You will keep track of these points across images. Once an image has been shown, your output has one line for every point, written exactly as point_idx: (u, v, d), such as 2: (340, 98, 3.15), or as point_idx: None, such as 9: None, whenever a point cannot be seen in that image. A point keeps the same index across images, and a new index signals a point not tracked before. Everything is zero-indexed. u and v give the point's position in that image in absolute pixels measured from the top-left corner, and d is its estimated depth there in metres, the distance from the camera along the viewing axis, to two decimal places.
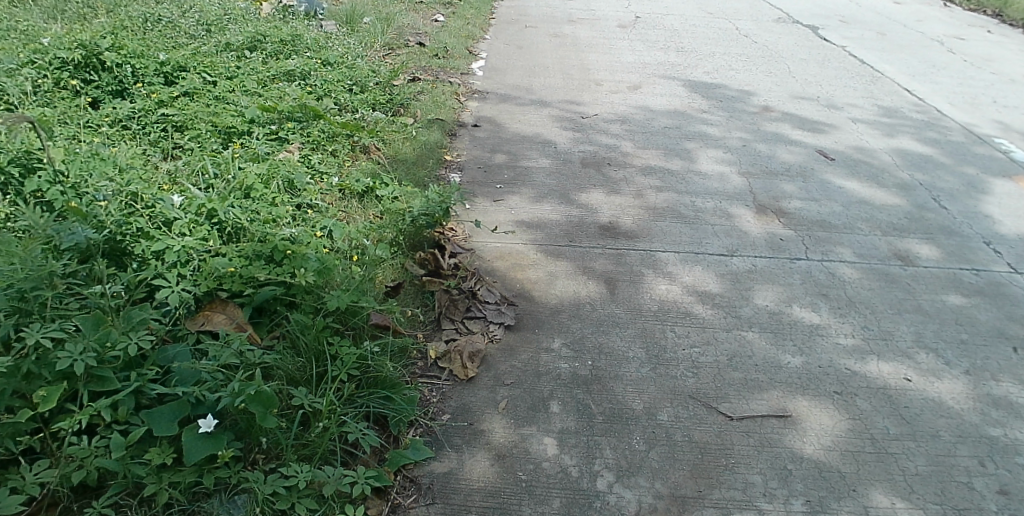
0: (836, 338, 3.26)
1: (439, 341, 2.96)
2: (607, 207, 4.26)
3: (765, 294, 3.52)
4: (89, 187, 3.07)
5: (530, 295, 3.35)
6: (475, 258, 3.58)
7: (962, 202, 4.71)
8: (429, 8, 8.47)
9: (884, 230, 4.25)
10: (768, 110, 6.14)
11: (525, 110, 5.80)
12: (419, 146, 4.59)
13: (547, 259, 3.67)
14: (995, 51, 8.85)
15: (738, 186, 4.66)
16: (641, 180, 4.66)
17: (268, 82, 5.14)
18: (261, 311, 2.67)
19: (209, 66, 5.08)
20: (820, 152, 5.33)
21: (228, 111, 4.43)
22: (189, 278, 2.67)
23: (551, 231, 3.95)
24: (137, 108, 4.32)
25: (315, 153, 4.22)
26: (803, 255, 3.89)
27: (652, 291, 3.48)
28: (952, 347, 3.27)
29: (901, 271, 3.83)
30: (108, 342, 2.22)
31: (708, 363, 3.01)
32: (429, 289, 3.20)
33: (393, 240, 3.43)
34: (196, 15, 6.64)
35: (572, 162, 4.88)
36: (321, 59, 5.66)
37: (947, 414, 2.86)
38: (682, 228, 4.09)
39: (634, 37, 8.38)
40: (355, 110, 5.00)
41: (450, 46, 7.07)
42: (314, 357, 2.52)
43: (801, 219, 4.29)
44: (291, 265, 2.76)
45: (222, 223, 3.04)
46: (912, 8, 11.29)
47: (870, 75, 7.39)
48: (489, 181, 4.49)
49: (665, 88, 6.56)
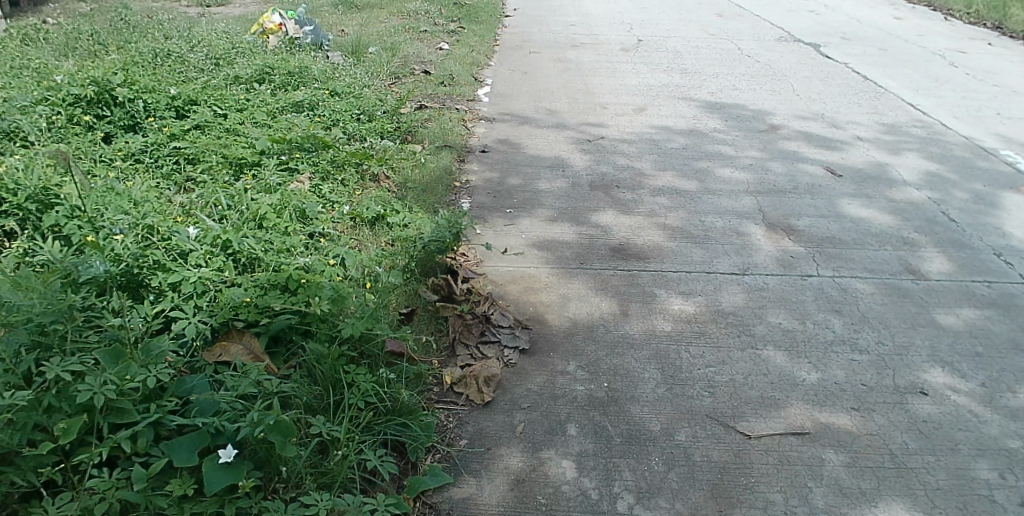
0: (851, 354, 3.25)
1: (455, 366, 2.96)
2: (618, 228, 4.28)
3: (778, 312, 3.52)
4: (105, 221, 3.10)
5: (543, 319, 3.36)
6: (488, 282, 3.61)
7: (971, 215, 4.73)
8: (433, 36, 8.60)
9: (895, 244, 4.27)
10: (774, 129, 6.17)
11: (532, 134, 5.86)
12: (428, 174, 4.63)
13: (559, 281, 3.68)
14: (998, 63, 8.92)
15: (747, 204, 4.67)
16: (650, 200, 4.68)
17: (278, 112, 5.16)
18: (277, 340, 2.66)
19: (219, 99, 5.14)
20: (827, 169, 5.36)
21: (238, 143, 4.47)
22: (205, 309, 2.66)
23: (563, 253, 3.97)
24: (149, 142, 4.42)
25: (326, 183, 4.22)
26: (814, 272, 3.88)
27: (666, 311, 3.48)
28: (968, 360, 3.27)
29: (913, 285, 3.83)
30: (128, 375, 2.22)
31: (724, 382, 3.00)
32: (443, 315, 3.21)
33: (405, 266, 3.43)
34: (204, 51, 6.81)
35: (582, 184, 4.90)
36: (328, 90, 5.72)
37: (966, 428, 2.85)
38: (693, 248, 4.09)
39: (637, 59, 8.47)
40: (363, 139, 5.04)
41: (455, 73, 7.16)
42: (330, 385, 2.51)
43: (811, 236, 4.30)
44: (305, 294, 2.75)
45: (237, 253, 2.98)
46: (913, 23, 11.37)
47: (874, 91, 7.44)
48: (499, 205, 4.51)
49: (670, 109, 6.61)
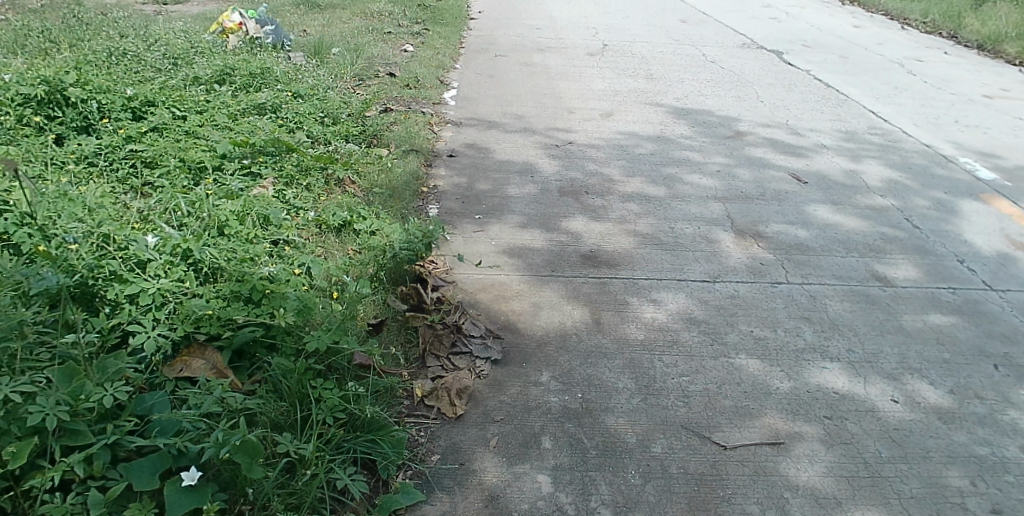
0: (822, 362, 3.26)
1: (425, 378, 2.89)
2: (588, 235, 4.25)
3: (749, 320, 3.52)
4: (57, 229, 2.93)
5: (515, 328, 3.31)
6: (458, 291, 3.54)
7: (933, 223, 4.81)
8: (398, 38, 8.50)
9: (862, 251, 4.33)
10: (740, 135, 6.22)
11: (500, 139, 5.81)
12: (395, 179, 4.55)
13: (531, 289, 3.63)
14: (953, 72, 9.15)
15: (716, 211, 4.68)
16: (620, 207, 4.67)
17: (239, 115, 5.00)
18: (240, 354, 2.55)
19: (177, 101, 4.97)
20: (793, 175, 5.41)
21: (198, 146, 4.31)
22: (165, 322, 2.53)
23: (534, 260, 3.92)
24: (103, 145, 4.25)
25: (290, 188, 4.09)
26: (783, 280, 3.91)
27: (638, 319, 3.45)
28: (935, 367, 3.31)
29: (881, 292, 3.90)
30: (82, 395, 2.11)
31: (698, 391, 2.98)
32: (413, 325, 3.12)
33: (374, 275, 3.34)
34: (161, 50, 6.62)
35: (551, 190, 4.86)
36: (291, 92, 5.59)
37: (936, 435, 2.87)
38: (663, 255, 4.08)
39: (604, 64, 8.48)
40: (328, 142, 4.92)
41: (421, 76, 7.08)
42: (297, 401, 2.42)
43: (779, 243, 4.32)
44: (270, 305, 2.64)
45: (198, 263, 2.84)
46: (871, 31, 11.61)
47: (837, 98, 7.56)
48: (468, 211, 4.45)
49: (638, 115, 6.62)
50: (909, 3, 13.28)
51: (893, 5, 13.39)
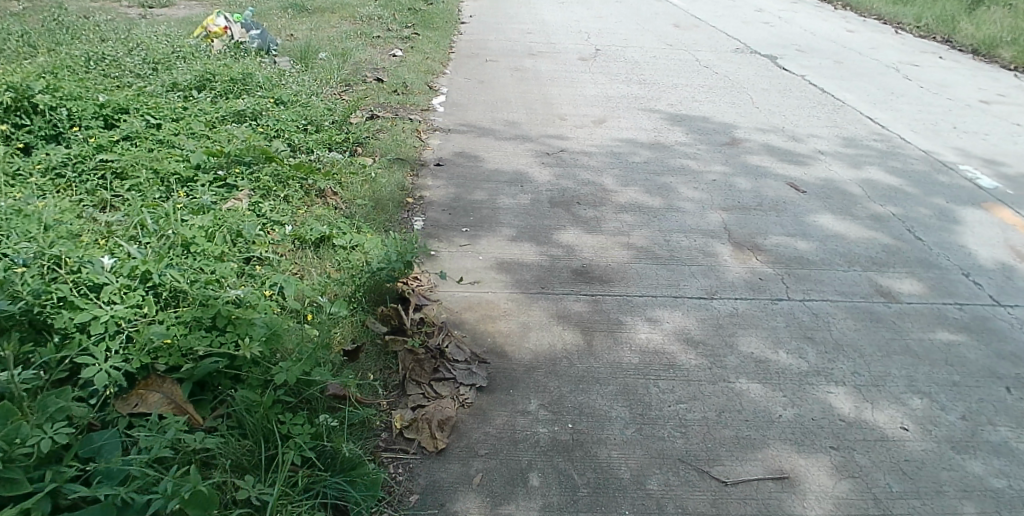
0: (827, 386, 3.08)
1: (405, 408, 2.69)
2: (580, 248, 4.06)
3: (749, 340, 3.33)
4: (7, 249, 2.69)
5: (502, 351, 3.12)
6: (442, 311, 3.35)
7: (937, 233, 4.64)
8: (386, 42, 8.32)
9: (864, 264, 4.16)
10: (736, 142, 6.05)
11: (490, 146, 5.62)
12: (379, 190, 4.35)
13: (518, 307, 3.44)
14: (950, 77, 9.02)
15: (713, 222, 4.51)
16: (613, 218, 4.48)
17: (217, 122, 4.79)
18: (203, 386, 2.35)
19: (153, 108, 4.76)
20: (791, 184, 5.24)
21: (172, 156, 4.09)
22: (119, 352, 2.31)
23: (523, 276, 3.73)
24: (72, 155, 4.04)
25: (266, 200, 3.88)
26: (785, 296, 3.73)
27: (632, 340, 3.26)
28: (945, 391, 3.13)
29: (885, 308, 3.71)
30: (18, 438, 1.89)
31: (696, 420, 2.79)
32: (393, 350, 2.92)
33: (352, 294, 3.14)
34: (141, 55, 6.42)
35: (542, 200, 4.68)
36: (272, 98, 5.38)
37: (949, 466, 2.69)
38: (659, 269, 3.90)
39: (596, 69, 8.31)
40: (310, 151, 4.73)
41: (409, 81, 6.89)
42: (262, 439, 2.22)
43: (779, 256, 4.14)
44: (235, 333, 2.42)
45: (158, 286, 2.62)
46: (866, 36, 11.49)
47: (833, 104, 7.41)
48: (455, 223, 4.25)
49: (631, 121, 6.44)
50: (901, 6, 13.19)
51: (886, 8, 13.27)
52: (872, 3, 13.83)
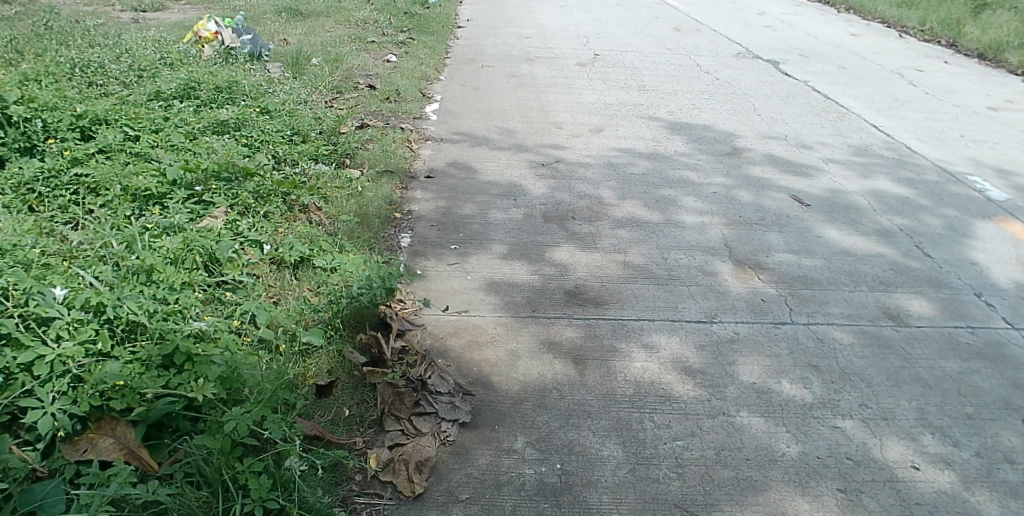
0: (833, 420, 2.89)
1: (382, 446, 2.50)
2: (574, 267, 3.89)
3: (751, 368, 3.15)
4: None
5: (488, 382, 2.94)
6: (426, 337, 3.17)
7: (946, 249, 4.46)
8: (381, 48, 8.15)
9: (871, 284, 3.98)
10: (738, 151, 5.87)
11: (483, 157, 5.44)
12: (365, 205, 4.17)
13: (507, 333, 3.27)
14: (955, 82, 8.84)
15: (713, 238, 4.33)
16: (609, 234, 4.31)
17: (198, 134, 4.62)
18: (160, 427, 2.19)
19: (132, 119, 4.58)
20: (795, 197, 5.06)
21: (148, 171, 3.91)
22: (66, 394, 2.16)
23: (513, 297, 3.55)
24: (44, 169, 3.87)
25: (245, 218, 3.70)
26: (788, 319, 3.55)
27: (627, 369, 3.08)
28: (959, 424, 2.95)
29: (894, 333, 3.53)
30: None
31: (693, 460, 2.61)
32: (371, 381, 2.74)
33: (329, 321, 2.96)
34: (127, 61, 6.25)
35: (536, 215, 4.50)
36: (258, 107, 5.21)
37: (965, 511, 2.51)
38: (656, 290, 3.72)
39: (595, 75, 8.14)
40: (295, 164, 4.55)
41: (403, 88, 6.72)
42: (222, 489, 2.04)
43: (783, 275, 3.96)
44: (192, 372, 2.26)
45: (114, 320, 2.45)
46: (869, 40, 11.31)
47: (837, 111, 7.23)
48: (444, 240, 4.08)
49: (629, 130, 6.26)
50: (904, 10, 13.01)
51: (889, 11, 13.08)
52: (875, 6, 13.65)
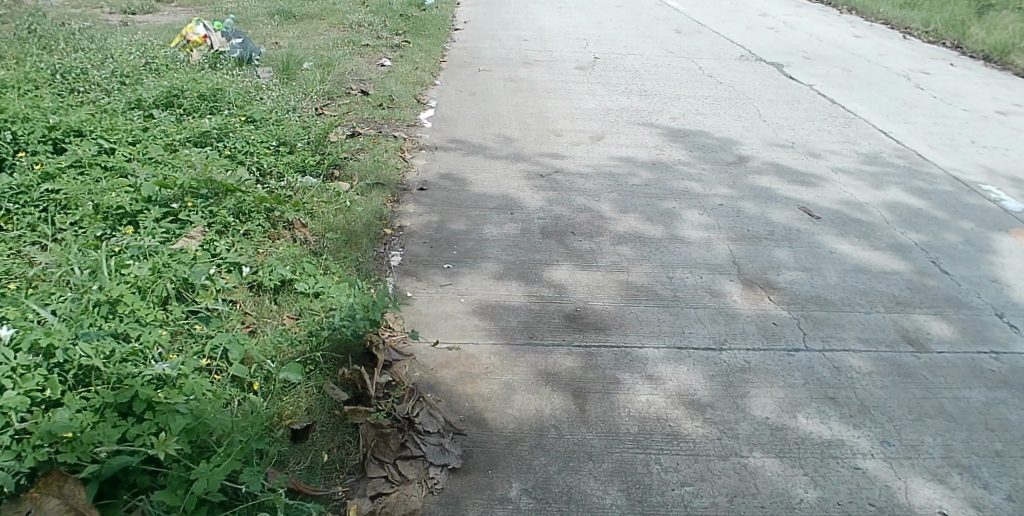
0: (854, 460, 2.68)
1: (363, 496, 2.28)
2: (573, 288, 3.67)
3: (764, 402, 2.94)
4: None
5: (481, 419, 2.72)
6: (415, 368, 2.95)
7: (964, 264, 4.25)
8: (375, 51, 7.94)
9: (887, 305, 3.76)
10: (743, 160, 5.66)
11: (479, 167, 5.23)
12: (354, 221, 3.95)
13: (502, 363, 3.05)
14: (963, 85, 8.63)
15: (720, 255, 4.11)
16: (611, 250, 4.09)
17: (178, 146, 4.40)
18: (116, 483, 1.95)
19: (109, 130, 4.36)
20: (805, 209, 4.84)
21: (122, 187, 3.69)
22: (11, 448, 1.93)
23: (509, 322, 3.34)
24: (11, 185, 3.64)
25: (224, 237, 3.48)
26: (802, 345, 3.33)
27: (631, 403, 2.87)
28: (988, 463, 2.73)
29: (914, 360, 3.32)
30: None
31: (703, 508, 2.40)
32: (353, 421, 2.52)
33: (309, 354, 2.74)
34: (110, 67, 6.03)
35: (533, 230, 4.28)
36: (243, 116, 4.99)
37: None
38: (661, 313, 3.50)
39: (595, 79, 7.93)
40: (280, 177, 4.33)
41: (396, 94, 6.50)
42: None
43: (794, 296, 3.75)
44: (153, 422, 2.05)
45: (68, 364, 2.24)
46: (873, 41, 11.10)
47: (844, 116, 7.01)
48: (437, 258, 3.86)
49: (631, 137, 6.05)
50: (907, 10, 12.80)
51: (891, 12, 12.86)
52: (878, 6, 13.43)
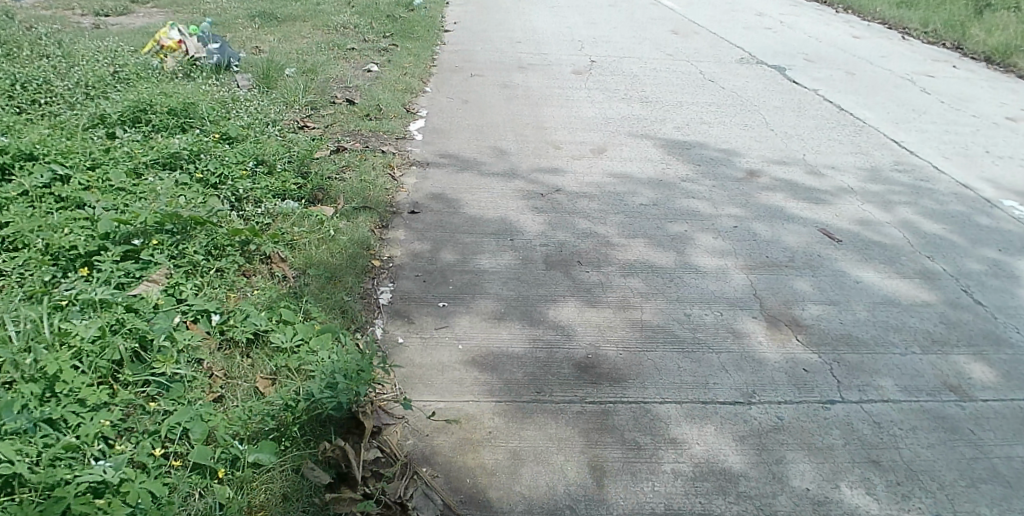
0: None
1: None
2: (581, 329, 3.33)
3: (802, 468, 2.61)
4: None
5: (486, 500, 2.36)
6: (409, 436, 2.59)
7: (998, 294, 3.93)
8: (361, 56, 7.55)
9: (923, 344, 3.44)
10: (753, 175, 5.33)
11: (473, 185, 4.87)
12: (339, 253, 3.59)
13: (508, 426, 2.70)
14: (970, 89, 8.33)
15: (738, 286, 3.78)
16: (620, 283, 3.75)
17: (143, 171, 4.02)
18: None
19: (67, 152, 3.98)
20: (824, 231, 4.51)
21: (77, 222, 3.32)
22: None
23: (512, 373, 2.99)
24: None
25: (192, 279, 3.11)
26: (838, 397, 3.00)
27: (654, 475, 2.52)
28: None
29: (960, 411, 2.99)
30: None
31: None
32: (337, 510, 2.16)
33: (285, 427, 2.37)
34: (77, 76, 5.63)
35: (534, 259, 3.93)
36: (217, 134, 4.61)
37: None
38: (680, 359, 3.16)
39: (592, 84, 7.57)
40: (258, 203, 3.96)
41: (384, 103, 6.13)
42: None
43: (823, 335, 3.42)
44: None
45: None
46: (873, 42, 10.80)
47: (854, 125, 6.70)
48: (430, 295, 3.51)
49: (633, 150, 5.71)
50: (904, 10, 12.52)
51: (888, 12, 12.56)
52: (875, 5, 13.14)
